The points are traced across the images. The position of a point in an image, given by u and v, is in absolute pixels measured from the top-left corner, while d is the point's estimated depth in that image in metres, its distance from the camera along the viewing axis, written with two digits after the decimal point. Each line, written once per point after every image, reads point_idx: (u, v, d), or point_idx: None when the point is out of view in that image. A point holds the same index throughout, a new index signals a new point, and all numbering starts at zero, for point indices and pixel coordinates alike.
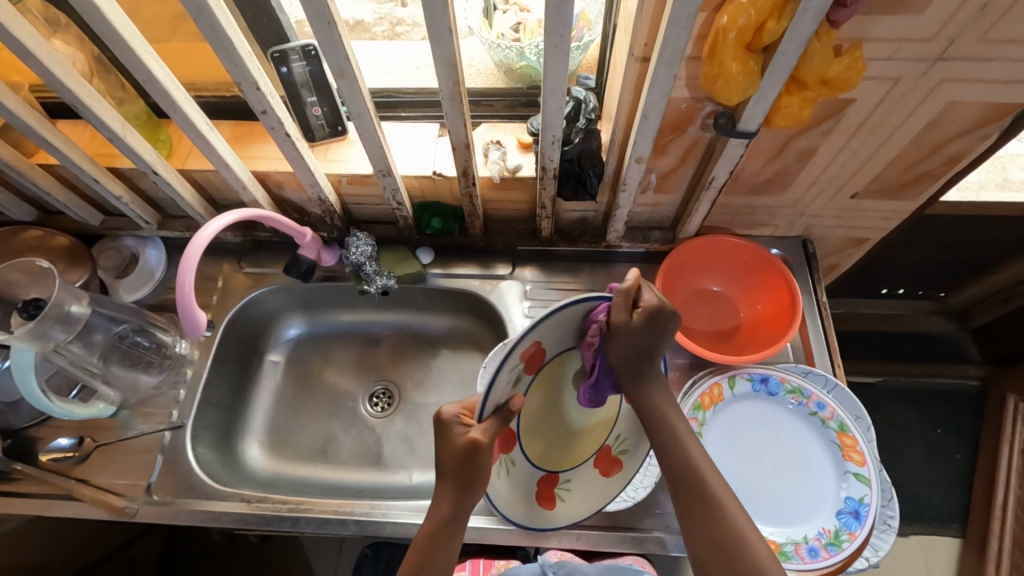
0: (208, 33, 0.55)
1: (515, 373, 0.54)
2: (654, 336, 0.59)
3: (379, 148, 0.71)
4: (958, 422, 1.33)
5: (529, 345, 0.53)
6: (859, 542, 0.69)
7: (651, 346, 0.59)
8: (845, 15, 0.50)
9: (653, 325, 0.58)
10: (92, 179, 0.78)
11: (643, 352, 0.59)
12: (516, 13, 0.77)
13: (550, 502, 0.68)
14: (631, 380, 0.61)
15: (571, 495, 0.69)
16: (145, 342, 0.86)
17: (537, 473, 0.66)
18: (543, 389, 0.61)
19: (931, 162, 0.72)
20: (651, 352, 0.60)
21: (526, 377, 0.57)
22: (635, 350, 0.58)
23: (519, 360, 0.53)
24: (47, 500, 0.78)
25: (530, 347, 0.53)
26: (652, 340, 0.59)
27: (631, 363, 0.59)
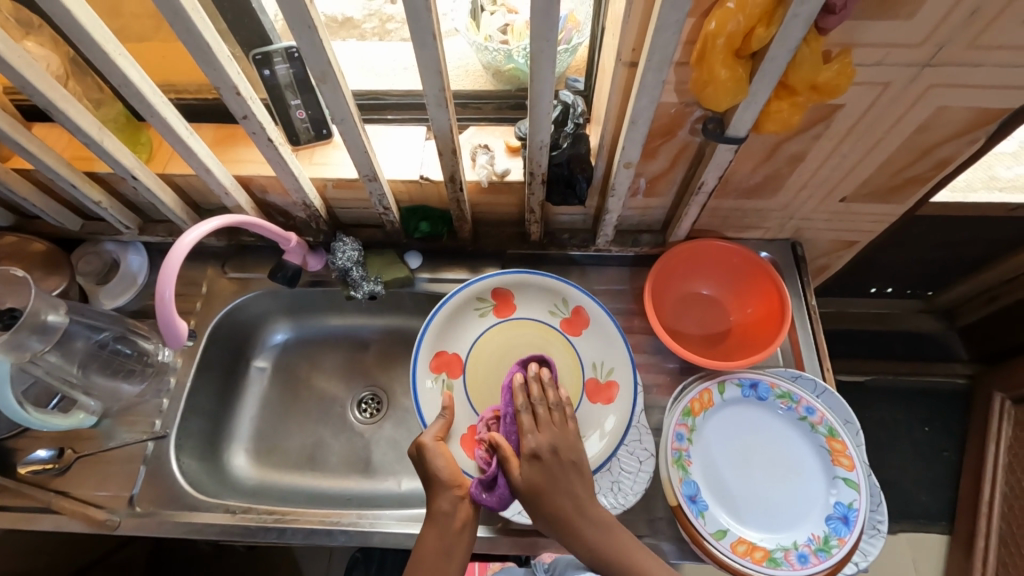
0: (185, 37, 0.53)
1: (439, 382, 0.82)
2: (548, 449, 0.67)
3: (363, 152, 0.69)
4: (945, 420, 1.34)
5: (428, 355, 0.82)
6: (848, 547, 0.69)
7: (546, 461, 0.66)
8: (834, 22, 0.50)
9: (534, 432, 0.68)
10: (70, 184, 0.76)
11: (538, 467, 0.66)
12: (504, 15, 0.76)
13: None
14: (528, 495, 0.64)
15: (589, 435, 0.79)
16: (126, 350, 0.85)
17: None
18: (479, 386, 0.83)
19: (920, 166, 0.72)
20: (551, 468, 0.66)
21: (457, 381, 0.83)
22: (523, 458, 0.66)
23: (430, 372, 0.82)
24: (27, 512, 0.77)
25: (434, 357, 0.83)
26: (541, 451, 0.67)
27: (524, 476, 0.65)
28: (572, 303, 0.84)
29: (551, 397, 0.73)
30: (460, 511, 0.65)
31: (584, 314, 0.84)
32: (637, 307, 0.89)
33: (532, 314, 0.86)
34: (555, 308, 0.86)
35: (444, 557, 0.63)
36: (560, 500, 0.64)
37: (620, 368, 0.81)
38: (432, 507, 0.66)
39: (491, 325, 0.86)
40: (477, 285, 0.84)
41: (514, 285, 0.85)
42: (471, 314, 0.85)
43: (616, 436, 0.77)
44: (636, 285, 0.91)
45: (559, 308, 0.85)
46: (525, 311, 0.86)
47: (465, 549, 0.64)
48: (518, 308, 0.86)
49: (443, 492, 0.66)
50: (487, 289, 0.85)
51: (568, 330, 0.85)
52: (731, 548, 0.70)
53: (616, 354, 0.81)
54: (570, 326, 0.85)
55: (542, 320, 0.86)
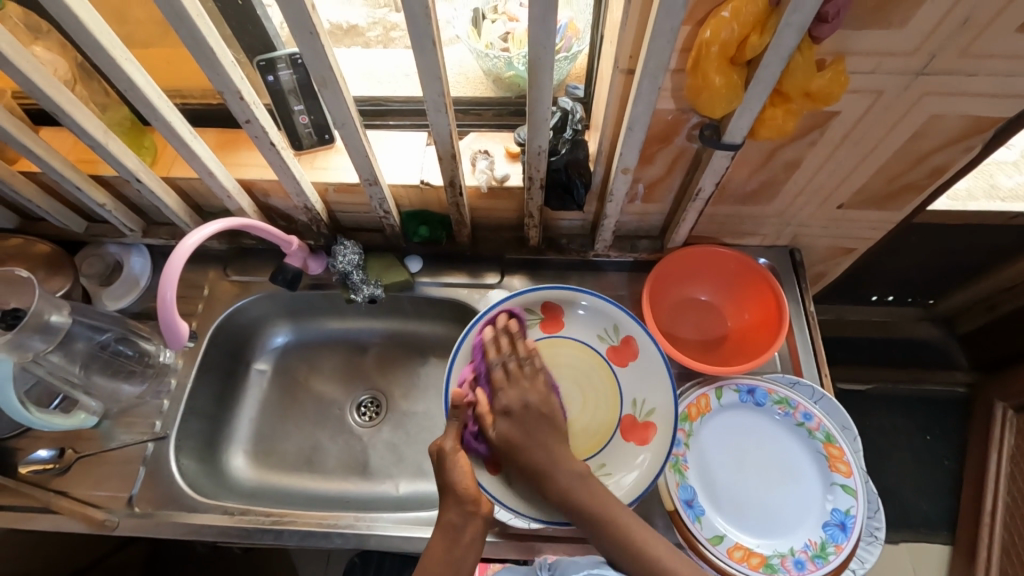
0: (189, 43, 0.54)
1: None
2: (520, 406, 0.71)
3: (365, 157, 0.70)
4: (946, 429, 1.34)
5: (466, 359, 0.78)
6: (845, 554, 0.69)
7: (517, 415, 0.70)
8: (826, 30, 0.50)
9: (505, 389, 0.72)
10: (74, 187, 0.77)
11: (511, 423, 0.70)
12: (504, 23, 0.77)
13: None
14: (505, 449, 0.69)
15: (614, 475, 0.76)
16: (127, 351, 0.85)
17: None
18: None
19: (916, 173, 0.73)
20: (523, 423, 0.70)
21: None
22: (497, 417, 0.71)
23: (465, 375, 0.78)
24: (26, 511, 0.77)
25: (473, 361, 0.79)
26: (512, 408, 0.71)
27: (500, 434, 0.70)
28: (622, 331, 0.81)
29: (521, 350, 0.76)
30: (470, 525, 0.66)
31: (634, 345, 0.80)
32: (635, 313, 0.89)
33: (577, 335, 0.83)
34: (603, 333, 0.82)
35: (451, 569, 0.64)
36: (534, 451, 0.68)
37: (663, 410, 0.77)
38: (442, 517, 0.67)
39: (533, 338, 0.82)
40: (526, 296, 0.81)
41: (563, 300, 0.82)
42: None
43: (645, 474, 0.73)
44: (634, 290, 0.91)
45: (607, 334, 0.82)
46: (572, 331, 0.83)
47: (473, 559, 0.65)
48: (564, 326, 0.83)
49: (454, 506, 0.66)
50: (535, 301, 0.82)
51: (614, 358, 0.81)
52: (727, 554, 0.70)
53: (659, 393, 0.77)
54: (617, 354, 0.81)
55: (589, 344, 0.83)
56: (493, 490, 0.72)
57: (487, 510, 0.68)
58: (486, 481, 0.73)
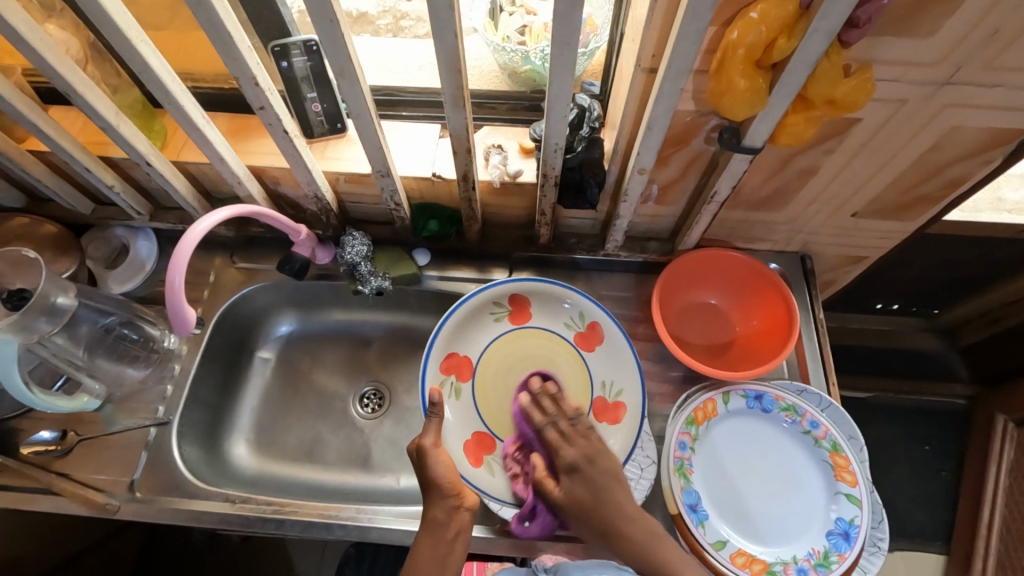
0: (206, 27, 0.54)
1: (449, 385, 0.82)
2: (583, 460, 0.71)
3: (378, 149, 0.69)
4: (945, 441, 1.33)
5: (439, 357, 0.82)
6: (848, 563, 0.69)
7: (585, 474, 0.70)
8: (856, 36, 0.49)
9: (563, 449, 0.73)
10: (83, 168, 0.76)
11: (578, 480, 0.70)
12: (522, 17, 0.76)
13: None
14: (573, 510, 0.69)
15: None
16: (132, 335, 0.85)
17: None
18: (487, 390, 0.83)
19: (933, 185, 0.72)
20: (590, 478, 0.70)
21: (465, 385, 0.83)
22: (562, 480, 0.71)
23: (439, 372, 0.82)
24: (26, 493, 0.77)
25: (445, 358, 0.82)
26: (576, 463, 0.71)
27: (568, 493, 0.69)
28: (588, 317, 0.84)
29: (568, 408, 0.77)
30: (455, 519, 0.66)
31: (600, 329, 0.83)
32: (642, 314, 0.89)
33: (546, 324, 0.86)
34: (570, 321, 0.85)
35: (438, 565, 0.64)
36: (607, 509, 0.67)
37: (629, 390, 0.80)
38: (427, 514, 0.67)
39: (505, 330, 0.85)
40: (493, 290, 0.83)
41: (531, 291, 0.85)
42: (487, 318, 0.85)
43: (616, 455, 0.76)
44: (642, 292, 0.90)
45: (573, 321, 0.85)
46: (539, 321, 0.86)
47: (460, 554, 0.65)
48: (533, 317, 0.86)
49: (439, 501, 0.67)
50: (502, 294, 0.84)
51: (582, 344, 0.84)
52: (730, 560, 0.70)
53: (625, 376, 0.80)
54: (584, 341, 0.84)
55: (556, 332, 0.85)
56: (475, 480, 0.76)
57: (473, 503, 0.69)
58: (467, 472, 0.77)
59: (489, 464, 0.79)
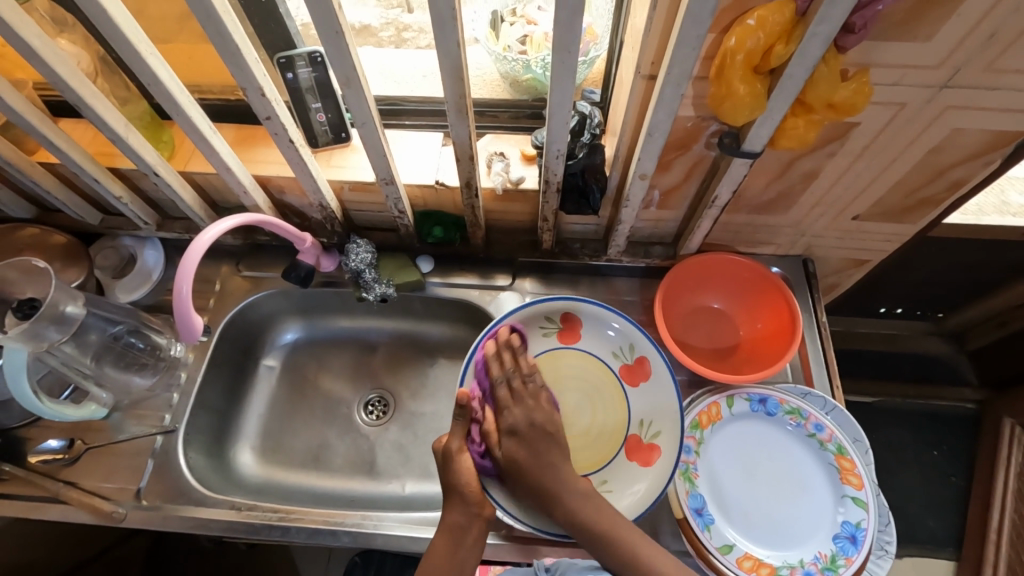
0: (215, 39, 0.55)
1: None
2: (525, 425, 0.71)
3: (382, 157, 0.70)
4: (954, 445, 1.33)
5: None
6: (856, 567, 0.69)
7: (524, 435, 0.70)
8: (852, 41, 0.50)
9: (509, 408, 0.72)
10: (92, 179, 0.77)
11: (516, 442, 0.70)
12: (523, 27, 0.78)
13: None
14: (510, 470, 0.69)
15: (614, 493, 0.76)
16: (139, 344, 0.85)
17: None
18: None
19: (934, 187, 0.72)
20: (528, 442, 0.70)
21: None
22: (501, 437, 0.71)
23: None
24: (35, 501, 0.77)
25: None
26: (517, 426, 0.71)
27: (505, 453, 0.70)
28: (637, 351, 0.81)
29: (523, 365, 0.76)
30: (466, 527, 0.67)
31: (648, 366, 0.80)
32: (646, 319, 0.89)
33: (593, 350, 0.84)
34: (618, 350, 0.83)
35: (453, 567, 0.64)
36: (541, 475, 0.67)
37: (666, 433, 0.76)
38: (445, 517, 0.68)
39: (551, 346, 0.83)
40: (547, 304, 0.82)
41: (582, 313, 0.83)
42: (535, 332, 0.83)
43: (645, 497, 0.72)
44: (645, 297, 0.91)
45: (622, 351, 0.82)
46: (587, 344, 0.84)
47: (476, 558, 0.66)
48: (582, 340, 0.84)
49: (459, 506, 0.68)
50: (556, 310, 0.83)
51: (627, 378, 0.82)
52: (736, 564, 0.70)
53: (669, 417, 0.76)
54: (629, 373, 0.82)
55: (602, 359, 0.83)
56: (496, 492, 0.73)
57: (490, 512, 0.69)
58: None
59: None
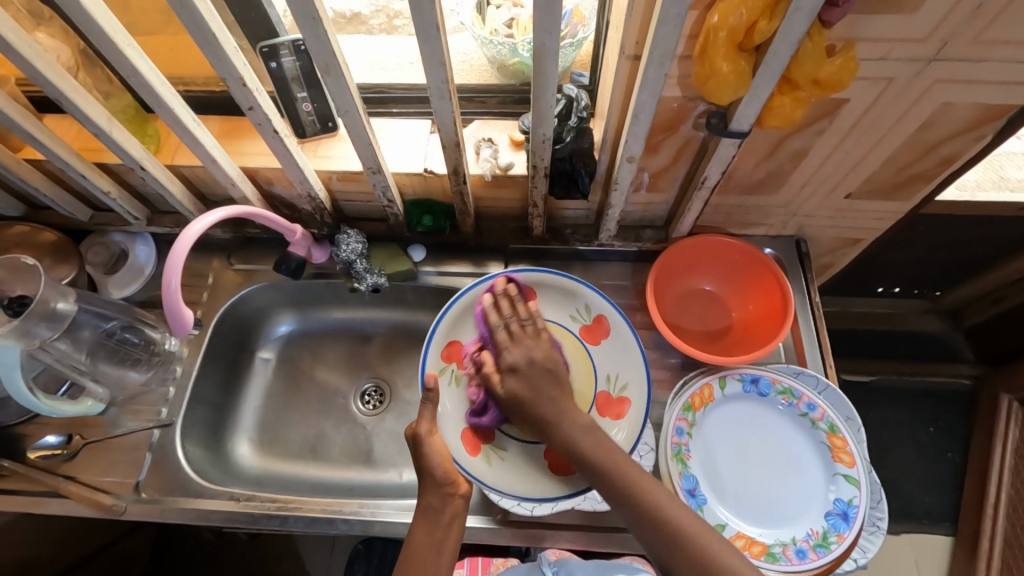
0: (191, 28, 0.54)
1: (449, 373, 0.83)
2: (525, 362, 0.74)
3: (368, 145, 0.70)
4: (950, 423, 1.33)
5: (441, 345, 0.82)
6: (847, 543, 0.69)
7: (524, 372, 0.73)
8: (837, 15, 0.49)
9: (510, 348, 0.75)
10: (79, 175, 0.77)
11: (518, 378, 0.73)
12: (509, 10, 0.76)
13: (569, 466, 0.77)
14: (513, 402, 0.73)
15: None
16: (133, 339, 0.86)
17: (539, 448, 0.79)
18: None
19: (925, 163, 0.72)
20: (529, 377, 0.73)
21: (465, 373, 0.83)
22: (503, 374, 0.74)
23: (440, 360, 0.82)
24: (36, 496, 0.78)
25: (446, 346, 0.83)
26: (517, 364, 0.74)
27: (506, 388, 0.73)
28: (594, 311, 0.84)
29: (523, 311, 0.79)
30: (449, 506, 0.68)
31: (607, 322, 0.83)
32: (639, 303, 0.89)
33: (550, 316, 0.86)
34: (576, 313, 0.85)
35: (436, 550, 0.65)
36: (543, 406, 0.71)
37: (634, 383, 0.80)
38: (421, 500, 0.68)
39: None
40: (500, 279, 0.83)
41: (535, 282, 0.84)
42: None
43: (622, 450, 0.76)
44: (638, 281, 0.91)
45: (580, 314, 0.85)
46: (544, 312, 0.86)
47: (455, 542, 0.67)
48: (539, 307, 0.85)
49: (433, 488, 0.68)
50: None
51: (587, 337, 0.84)
52: None
53: (631, 369, 0.80)
54: (590, 333, 0.84)
55: (561, 323, 0.85)
56: (468, 467, 0.76)
57: (467, 491, 0.70)
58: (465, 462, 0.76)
59: (485, 453, 0.79)
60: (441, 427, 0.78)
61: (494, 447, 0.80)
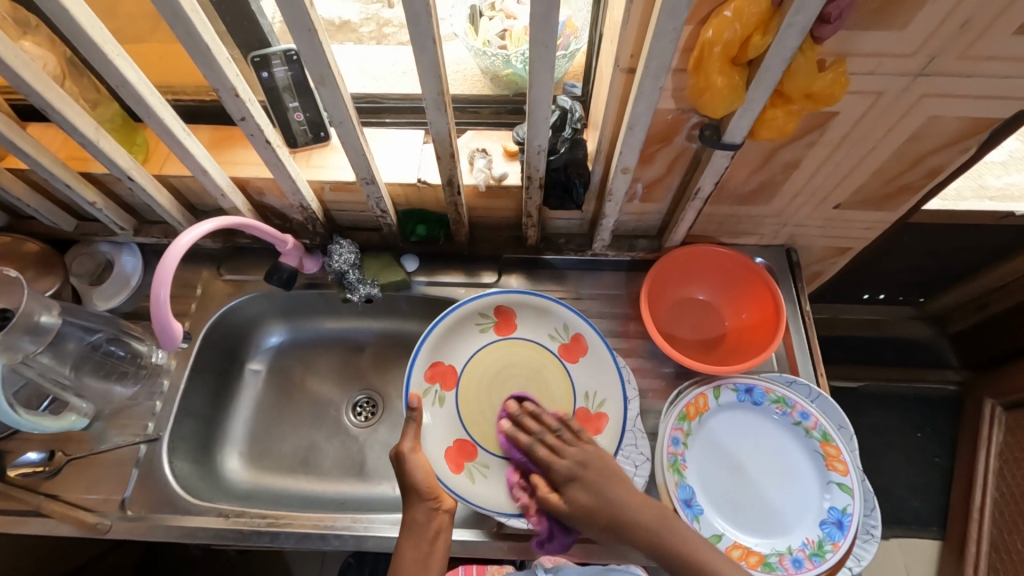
0: (183, 38, 0.53)
1: (432, 393, 0.82)
2: (578, 468, 0.71)
3: (362, 155, 0.69)
4: (937, 427, 1.35)
5: (424, 364, 0.82)
6: (842, 552, 0.70)
7: (585, 479, 0.70)
8: (829, 31, 0.50)
9: (558, 461, 0.72)
10: (64, 185, 0.75)
11: (579, 488, 0.70)
12: (502, 21, 0.77)
13: None
14: (586, 514, 0.68)
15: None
16: (119, 352, 0.84)
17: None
18: (471, 394, 0.84)
19: (912, 174, 0.73)
20: (590, 483, 0.70)
21: (447, 393, 0.83)
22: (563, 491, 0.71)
23: (424, 381, 0.82)
24: (16, 515, 0.76)
25: (430, 367, 0.83)
26: (574, 473, 0.71)
27: (574, 502, 0.69)
28: (572, 329, 0.84)
29: (551, 422, 0.77)
30: (434, 520, 0.67)
31: (584, 341, 0.83)
32: (633, 312, 0.89)
33: (531, 334, 0.86)
34: (555, 332, 0.85)
35: (425, 565, 0.64)
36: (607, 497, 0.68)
37: (612, 399, 0.80)
38: (407, 516, 0.68)
39: (489, 340, 0.86)
40: (481, 300, 0.84)
41: (516, 303, 0.85)
42: (472, 329, 0.85)
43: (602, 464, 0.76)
44: (632, 290, 0.91)
45: (558, 332, 0.85)
46: (524, 331, 0.86)
47: (442, 557, 0.66)
48: (519, 327, 0.86)
49: (418, 503, 0.68)
50: (489, 305, 0.85)
51: (566, 356, 0.85)
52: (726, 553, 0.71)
53: (609, 386, 0.81)
54: (568, 351, 0.85)
55: (540, 342, 0.86)
56: (453, 485, 0.76)
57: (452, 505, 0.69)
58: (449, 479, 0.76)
59: (468, 471, 0.79)
60: (424, 444, 0.79)
61: (477, 464, 0.80)
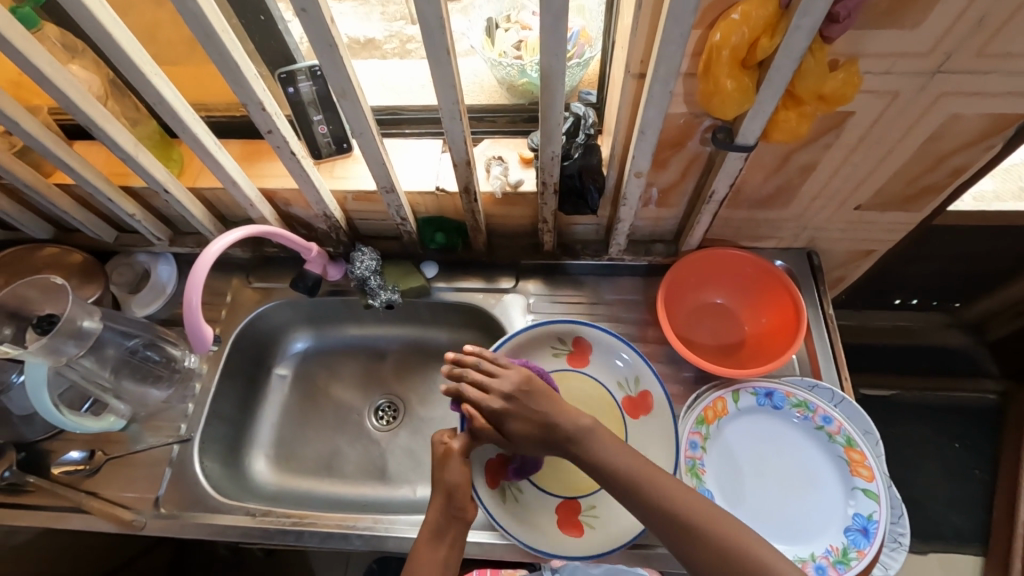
0: (215, 58, 0.57)
1: None
2: (509, 401, 0.68)
3: (382, 165, 0.72)
4: (977, 439, 1.30)
5: None
6: (869, 560, 0.68)
7: (518, 406, 0.67)
8: (837, 31, 0.50)
9: (488, 400, 0.68)
10: (106, 198, 0.80)
11: (516, 419, 0.67)
12: (518, 33, 0.79)
13: (577, 528, 0.77)
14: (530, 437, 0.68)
15: (601, 517, 0.77)
16: (154, 356, 0.88)
17: (555, 499, 0.80)
18: None
19: (935, 174, 0.72)
20: (524, 407, 0.67)
21: None
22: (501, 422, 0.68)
23: None
24: (57, 512, 0.80)
25: None
26: (509, 405, 0.67)
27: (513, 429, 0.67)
28: (641, 383, 0.81)
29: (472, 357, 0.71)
30: (453, 528, 0.66)
31: (650, 400, 0.80)
32: (650, 317, 0.89)
33: (601, 377, 0.84)
34: (623, 380, 0.83)
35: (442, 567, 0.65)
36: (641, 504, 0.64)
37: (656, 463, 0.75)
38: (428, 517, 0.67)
39: (559, 367, 0.85)
40: (562, 325, 0.84)
41: (595, 339, 0.84)
42: (546, 351, 0.85)
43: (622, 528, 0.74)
44: (649, 295, 0.91)
45: (626, 382, 0.82)
46: (595, 370, 0.85)
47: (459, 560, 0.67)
48: (591, 364, 0.85)
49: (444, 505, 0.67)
50: (570, 332, 0.84)
51: (628, 409, 0.81)
52: None
53: (660, 449, 0.75)
54: (631, 405, 0.81)
55: (605, 386, 0.84)
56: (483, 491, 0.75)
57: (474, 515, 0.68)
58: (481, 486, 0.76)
59: (503, 490, 0.78)
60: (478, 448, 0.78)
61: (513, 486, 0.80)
